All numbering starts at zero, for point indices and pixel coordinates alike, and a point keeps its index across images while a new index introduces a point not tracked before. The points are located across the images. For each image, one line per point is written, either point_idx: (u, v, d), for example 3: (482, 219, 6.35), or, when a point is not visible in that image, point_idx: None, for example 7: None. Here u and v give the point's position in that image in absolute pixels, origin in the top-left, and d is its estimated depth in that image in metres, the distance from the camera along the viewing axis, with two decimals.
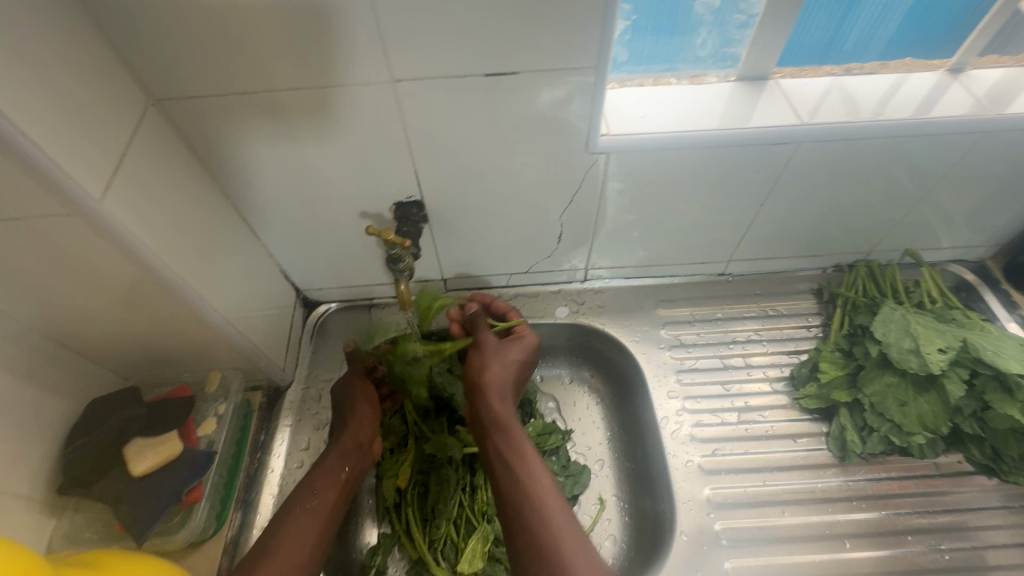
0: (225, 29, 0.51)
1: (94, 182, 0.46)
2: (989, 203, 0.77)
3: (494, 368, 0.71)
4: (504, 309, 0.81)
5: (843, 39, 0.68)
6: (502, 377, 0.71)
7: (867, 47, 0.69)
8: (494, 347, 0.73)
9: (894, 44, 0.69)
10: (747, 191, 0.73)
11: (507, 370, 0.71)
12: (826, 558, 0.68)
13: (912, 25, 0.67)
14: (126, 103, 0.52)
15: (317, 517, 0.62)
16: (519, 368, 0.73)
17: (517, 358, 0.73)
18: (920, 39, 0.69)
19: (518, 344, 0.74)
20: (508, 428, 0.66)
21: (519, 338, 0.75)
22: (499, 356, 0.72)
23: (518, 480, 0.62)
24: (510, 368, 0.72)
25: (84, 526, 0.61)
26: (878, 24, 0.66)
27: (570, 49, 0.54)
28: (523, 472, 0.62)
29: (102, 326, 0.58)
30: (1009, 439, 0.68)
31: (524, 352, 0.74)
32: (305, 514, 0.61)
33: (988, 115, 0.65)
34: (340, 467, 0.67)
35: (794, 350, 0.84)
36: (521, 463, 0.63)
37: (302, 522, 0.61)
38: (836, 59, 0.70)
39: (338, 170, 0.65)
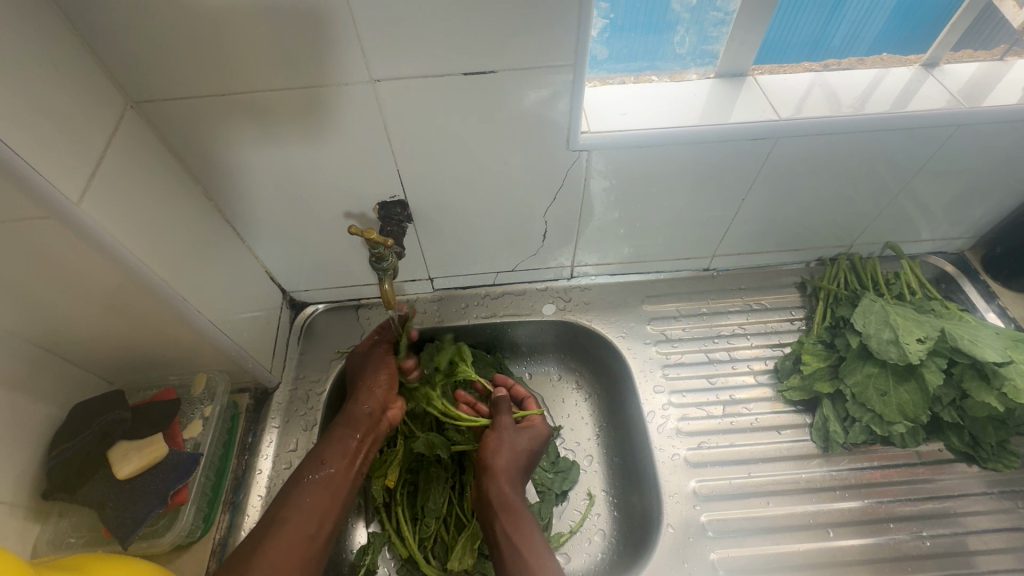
0: (203, 32, 0.51)
1: (72, 184, 0.46)
2: (966, 195, 0.79)
3: (505, 455, 0.72)
4: (522, 395, 0.82)
5: (831, 36, 0.69)
6: (513, 459, 0.72)
7: (856, 43, 0.70)
8: (509, 433, 0.74)
9: (880, 40, 0.70)
10: (728, 186, 0.74)
11: (517, 459, 0.72)
12: (811, 547, 0.69)
13: (898, 22, 0.68)
14: (104, 106, 0.52)
15: (326, 490, 0.66)
16: (529, 457, 0.74)
17: (525, 447, 0.74)
18: (906, 36, 0.70)
19: (529, 431, 0.75)
20: (517, 514, 0.67)
21: (531, 425, 0.77)
22: (510, 441, 0.73)
23: (525, 566, 0.63)
24: (521, 456, 0.73)
25: (69, 530, 0.60)
26: (865, 21, 0.67)
27: (549, 48, 0.55)
28: (519, 562, 0.63)
29: (84, 329, 0.58)
30: (987, 427, 0.70)
31: (535, 440, 0.75)
32: (318, 485, 0.65)
33: (961, 109, 0.66)
34: (349, 439, 0.70)
35: (779, 342, 0.85)
36: (530, 551, 0.64)
37: (315, 492, 0.65)
38: (822, 55, 0.71)
39: (321, 170, 0.65)
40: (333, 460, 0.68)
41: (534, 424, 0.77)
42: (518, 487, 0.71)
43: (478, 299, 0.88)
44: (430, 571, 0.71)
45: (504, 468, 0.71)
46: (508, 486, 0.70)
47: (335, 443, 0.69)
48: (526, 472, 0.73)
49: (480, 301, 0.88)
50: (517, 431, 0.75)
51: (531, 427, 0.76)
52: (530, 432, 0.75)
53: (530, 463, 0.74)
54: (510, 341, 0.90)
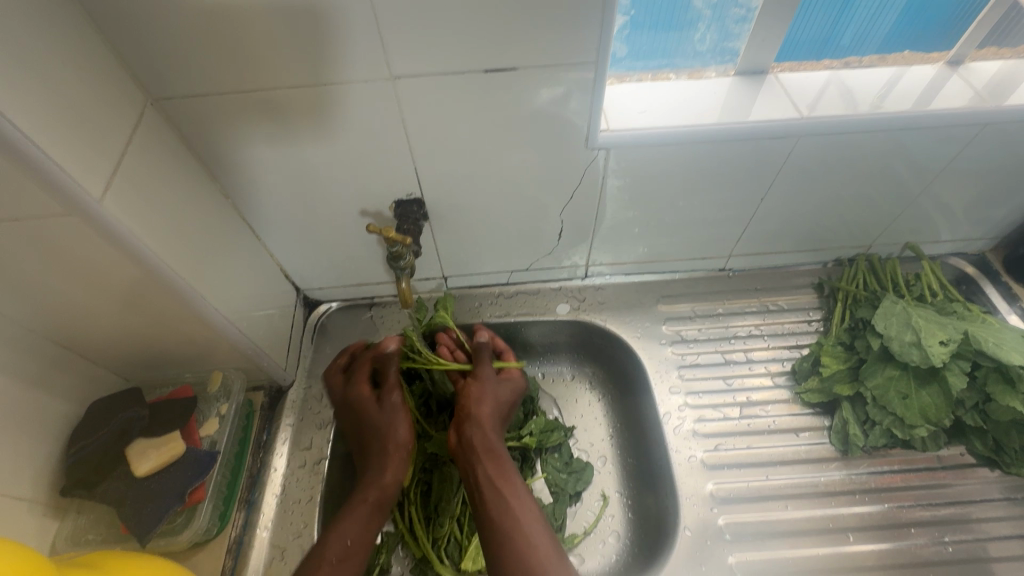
0: (223, 29, 0.50)
1: (93, 180, 0.46)
2: (988, 196, 0.77)
3: (487, 404, 0.71)
4: (501, 348, 0.81)
5: (840, 34, 0.67)
6: (494, 409, 0.71)
7: (865, 42, 0.69)
8: (490, 382, 0.73)
9: (890, 40, 0.69)
10: (747, 185, 0.73)
11: (500, 408, 0.72)
12: (830, 551, 0.68)
13: (909, 21, 0.67)
14: (124, 103, 0.52)
15: (347, 572, 0.58)
16: (508, 407, 0.73)
17: (507, 398, 0.74)
18: (917, 33, 0.68)
19: (509, 383, 0.75)
20: (499, 459, 0.66)
21: (512, 377, 0.76)
22: (491, 390, 0.73)
23: (508, 507, 0.62)
24: (501, 405, 0.72)
25: (87, 528, 0.60)
26: (874, 20, 0.66)
27: (569, 45, 0.54)
28: (502, 503, 0.62)
29: (102, 326, 0.58)
30: (1011, 432, 0.68)
31: (514, 392, 0.75)
32: (338, 568, 0.58)
33: (987, 108, 0.65)
34: (372, 515, 0.63)
35: (796, 344, 0.84)
36: (513, 494, 0.63)
37: (334, 574, 0.57)
38: (833, 54, 0.69)
39: (337, 168, 0.65)
40: (354, 540, 0.60)
41: (514, 376, 0.76)
42: (499, 434, 0.70)
43: (492, 298, 0.88)
44: (443, 571, 0.70)
45: (485, 415, 0.70)
46: (490, 433, 0.68)
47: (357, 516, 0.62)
48: (504, 421, 0.73)
49: (493, 300, 0.88)
50: (498, 383, 0.74)
51: (509, 377, 0.76)
52: (509, 385, 0.75)
53: (507, 414, 0.73)
54: (523, 340, 0.89)
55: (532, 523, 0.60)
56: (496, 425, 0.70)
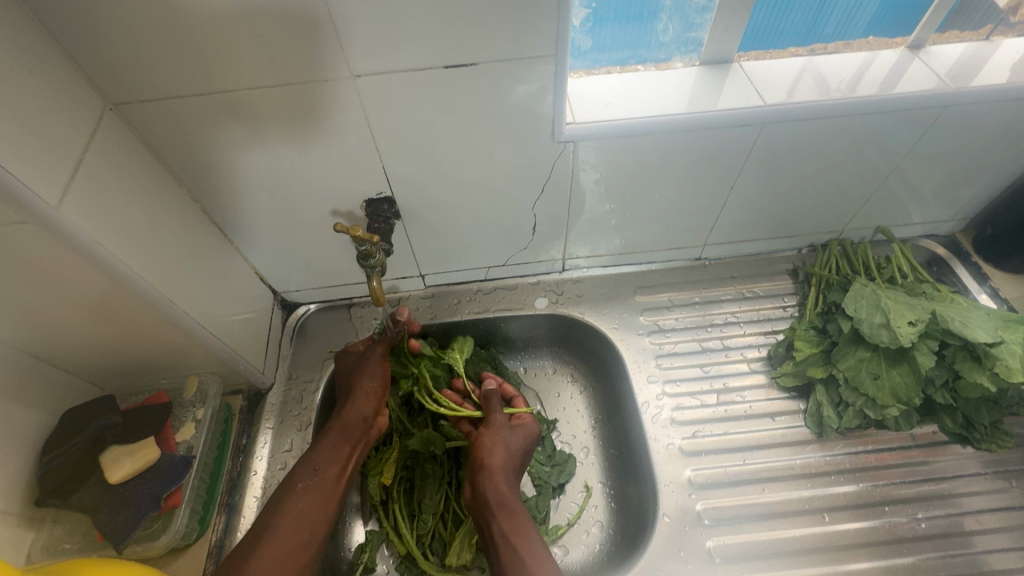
0: (180, 30, 0.50)
1: (49, 188, 0.45)
2: (954, 178, 0.79)
3: (500, 454, 0.70)
4: (510, 394, 0.81)
5: (823, 24, 0.68)
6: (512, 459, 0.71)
7: (849, 29, 0.70)
8: (502, 431, 0.72)
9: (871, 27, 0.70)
10: (716, 175, 0.74)
11: (513, 458, 0.71)
12: (807, 532, 0.69)
13: (889, 9, 0.68)
14: (81, 108, 0.51)
15: (315, 497, 0.64)
16: (522, 455, 0.72)
17: (519, 444, 0.73)
18: (897, 20, 0.69)
19: (522, 429, 0.74)
20: (513, 516, 0.66)
21: (526, 423, 0.75)
22: (503, 439, 0.72)
23: (524, 566, 0.61)
24: (515, 454, 0.71)
25: (63, 537, 0.60)
26: (856, 8, 0.67)
27: (529, 38, 0.54)
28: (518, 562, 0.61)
29: (71, 335, 0.57)
30: (980, 407, 0.70)
31: (528, 438, 0.74)
32: (309, 491, 0.64)
33: (949, 90, 0.66)
34: (343, 447, 0.69)
35: (772, 330, 0.85)
36: (528, 551, 0.62)
37: (308, 499, 0.64)
38: (813, 42, 0.70)
39: (306, 169, 0.65)
40: (324, 469, 0.66)
41: (525, 422, 0.75)
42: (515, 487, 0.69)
43: (471, 295, 0.88)
44: (428, 566, 0.71)
45: (502, 468, 0.69)
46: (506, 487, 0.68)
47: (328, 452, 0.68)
48: (520, 470, 0.72)
49: (472, 297, 0.88)
50: (513, 432, 0.73)
51: (522, 424, 0.75)
52: (523, 432, 0.74)
53: (523, 463, 0.72)
54: (503, 335, 0.90)
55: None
56: (509, 475, 0.69)
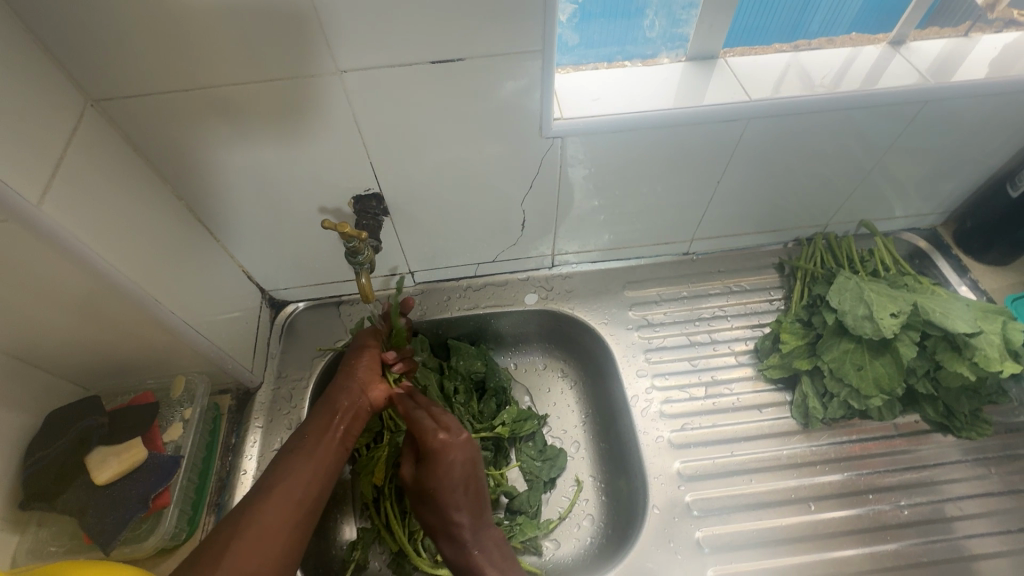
0: (162, 26, 0.50)
1: (28, 185, 0.45)
2: (936, 172, 0.80)
3: (439, 483, 0.60)
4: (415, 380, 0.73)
5: (808, 22, 0.70)
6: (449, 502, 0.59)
7: (834, 26, 0.71)
8: (437, 454, 0.60)
9: (858, 24, 0.71)
10: (703, 169, 0.74)
11: (454, 482, 0.60)
12: (794, 521, 0.70)
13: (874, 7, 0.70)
14: (61, 104, 0.50)
15: (285, 507, 0.55)
16: (468, 472, 0.61)
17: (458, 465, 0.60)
18: (881, 18, 0.71)
19: (457, 448, 0.61)
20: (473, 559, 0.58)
21: (448, 452, 0.61)
22: (439, 468, 0.60)
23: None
24: (455, 477, 0.60)
25: (48, 540, 0.59)
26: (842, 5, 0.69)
27: (517, 34, 0.55)
28: None
29: (53, 335, 0.56)
30: (960, 397, 0.71)
31: (466, 454, 0.61)
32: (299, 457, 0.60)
33: (928, 85, 0.67)
34: (334, 417, 0.64)
35: (758, 323, 0.86)
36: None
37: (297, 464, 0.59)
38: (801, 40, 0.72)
39: (292, 165, 0.64)
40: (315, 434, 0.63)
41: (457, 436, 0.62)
42: (471, 522, 0.59)
43: (460, 291, 0.88)
44: (420, 562, 0.72)
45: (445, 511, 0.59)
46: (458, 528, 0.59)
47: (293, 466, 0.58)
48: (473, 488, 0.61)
49: (462, 293, 0.88)
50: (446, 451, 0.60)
51: (456, 443, 0.61)
52: (458, 439, 0.62)
53: (471, 477, 0.61)
54: (493, 331, 0.90)
55: None
56: (457, 497, 0.60)
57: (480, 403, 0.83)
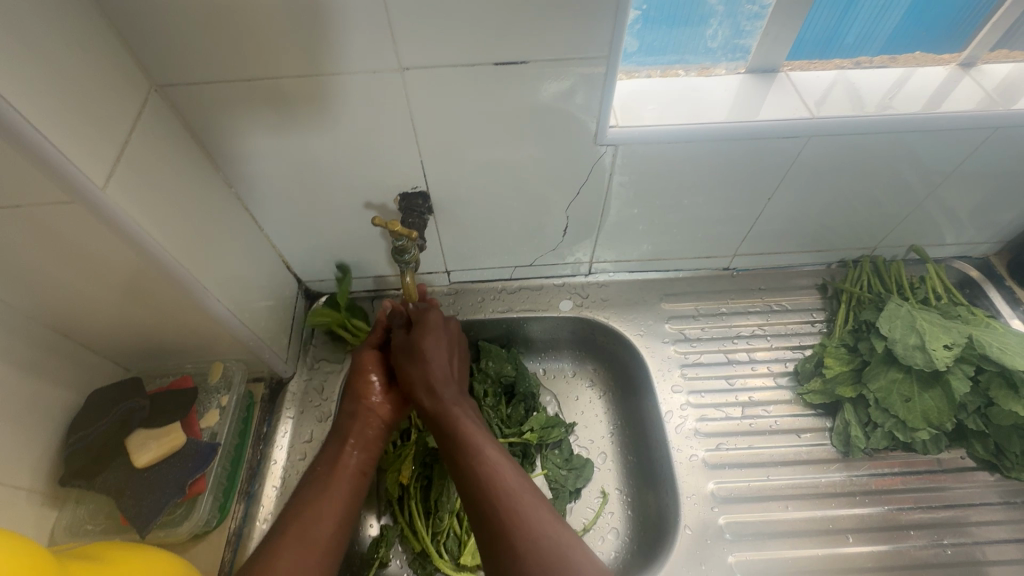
0: (229, 16, 0.49)
1: (96, 167, 0.45)
2: (995, 200, 0.77)
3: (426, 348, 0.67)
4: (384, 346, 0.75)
5: (843, 34, 0.67)
6: (500, 479, 0.55)
7: (869, 41, 0.68)
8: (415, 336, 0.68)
9: (896, 38, 0.68)
10: (753, 185, 0.72)
11: (439, 359, 0.67)
12: (828, 552, 0.68)
13: (913, 21, 0.66)
14: (127, 88, 0.50)
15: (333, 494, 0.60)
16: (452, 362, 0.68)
17: (443, 352, 0.68)
18: (923, 34, 0.68)
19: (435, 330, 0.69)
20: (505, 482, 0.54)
21: (426, 338, 0.68)
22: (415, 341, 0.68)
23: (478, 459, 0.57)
24: (440, 354, 0.67)
25: (86, 518, 0.60)
26: (879, 19, 0.65)
27: (579, 38, 0.53)
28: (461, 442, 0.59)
29: (103, 314, 0.57)
30: (1011, 436, 0.68)
31: (441, 338, 0.69)
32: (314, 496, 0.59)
33: (999, 111, 0.64)
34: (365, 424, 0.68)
35: (799, 345, 0.84)
36: (472, 436, 0.59)
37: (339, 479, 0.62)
38: (836, 54, 0.69)
39: (341, 159, 0.64)
40: (325, 466, 0.63)
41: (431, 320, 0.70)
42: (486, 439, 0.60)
43: (494, 293, 0.87)
44: (443, 565, 0.72)
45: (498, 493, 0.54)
46: (518, 512, 0.52)
47: (321, 495, 0.59)
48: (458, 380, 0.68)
49: (496, 295, 0.87)
50: (428, 336, 0.68)
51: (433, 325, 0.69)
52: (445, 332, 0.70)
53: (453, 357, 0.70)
54: (525, 335, 0.89)
55: (492, 456, 0.57)
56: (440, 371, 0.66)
57: (509, 407, 0.82)
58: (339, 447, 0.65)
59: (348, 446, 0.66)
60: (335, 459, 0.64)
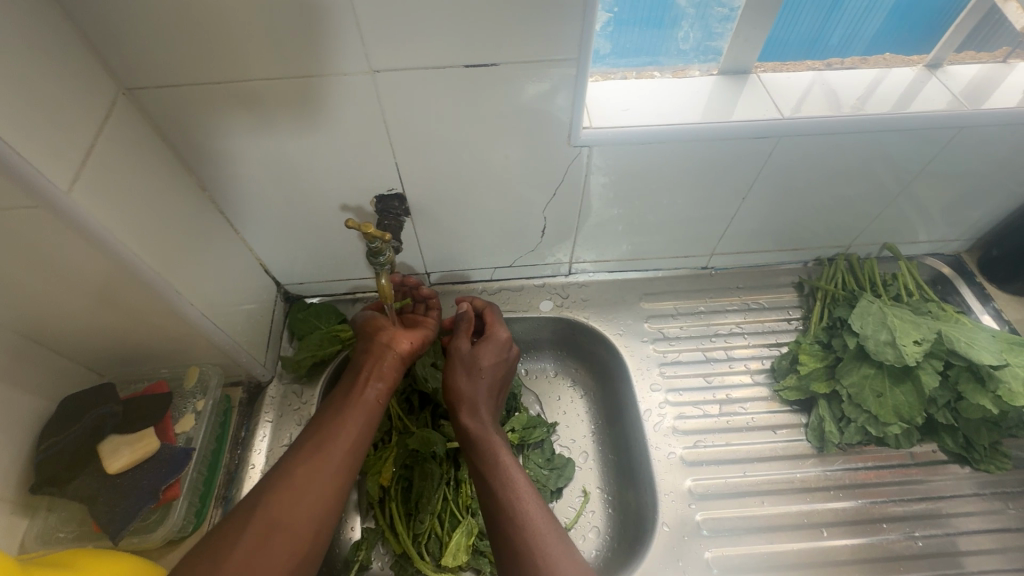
0: (199, 19, 0.49)
1: (61, 171, 0.45)
2: (964, 198, 0.79)
3: (482, 361, 0.73)
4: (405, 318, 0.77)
5: (828, 36, 0.68)
6: (526, 506, 0.61)
7: (852, 43, 0.69)
8: (466, 352, 0.74)
9: (878, 40, 0.69)
10: (728, 184, 0.73)
11: (495, 374, 0.73)
12: (804, 546, 0.69)
13: (896, 22, 0.67)
14: (94, 91, 0.50)
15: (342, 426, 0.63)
16: (503, 379, 0.74)
17: (490, 362, 0.73)
18: (905, 36, 0.69)
19: (492, 342, 0.75)
20: (529, 513, 0.60)
21: (481, 353, 0.73)
22: (466, 355, 0.73)
23: (510, 488, 0.63)
24: (488, 371, 0.73)
25: (58, 525, 0.59)
26: (863, 21, 0.66)
27: (551, 39, 0.54)
28: (496, 464, 0.65)
29: (74, 319, 0.56)
30: (981, 429, 0.70)
31: (497, 351, 0.74)
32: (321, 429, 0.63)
33: (964, 111, 0.66)
34: (385, 354, 0.70)
35: (776, 342, 0.85)
36: (507, 463, 0.65)
37: (353, 408, 0.65)
38: (819, 55, 0.70)
39: (316, 160, 0.64)
40: (340, 398, 0.66)
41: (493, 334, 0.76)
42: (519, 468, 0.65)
43: (476, 294, 0.87)
44: (423, 567, 0.71)
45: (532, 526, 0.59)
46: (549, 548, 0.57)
47: (336, 428, 0.63)
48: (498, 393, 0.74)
49: (477, 297, 0.88)
50: (484, 348, 0.74)
51: (493, 339, 0.75)
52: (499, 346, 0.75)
53: (501, 376, 0.74)
54: None
55: (523, 486, 0.63)
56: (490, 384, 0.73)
57: None
58: (354, 381, 0.68)
59: (365, 379, 0.68)
60: (348, 392, 0.67)
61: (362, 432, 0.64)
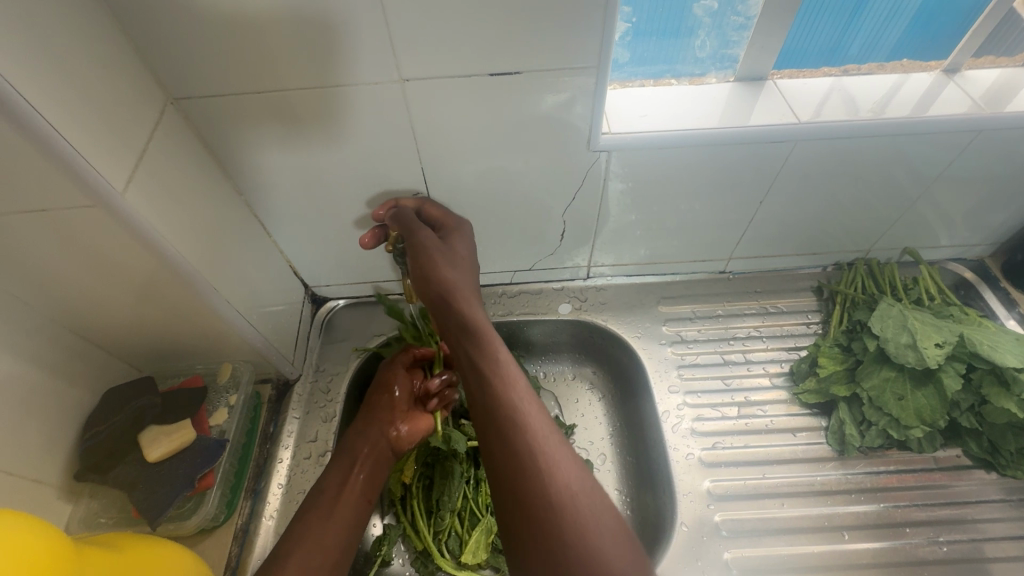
0: (241, 33, 0.53)
1: (115, 174, 0.48)
2: (986, 202, 0.79)
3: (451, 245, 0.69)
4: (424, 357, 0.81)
5: (849, 44, 0.69)
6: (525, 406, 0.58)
7: (874, 51, 0.70)
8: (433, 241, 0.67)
9: (901, 47, 0.70)
10: (745, 189, 0.74)
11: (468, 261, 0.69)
12: (825, 548, 0.69)
13: (919, 29, 0.68)
14: (144, 101, 0.54)
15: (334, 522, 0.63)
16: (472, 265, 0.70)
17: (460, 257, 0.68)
18: (926, 43, 0.69)
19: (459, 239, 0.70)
20: (530, 413, 0.57)
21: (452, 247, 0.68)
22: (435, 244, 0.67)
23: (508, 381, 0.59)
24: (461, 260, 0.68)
25: (99, 511, 0.62)
26: (884, 29, 0.67)
27: (571, 49, 0.56)
28: (488, 359, 0.61)
29: (119, 315, 0.60)
30: (1006, 434, 0.69)
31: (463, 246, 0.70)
32: (318, 518, 0.63)
33: (982, 115, 0.66)
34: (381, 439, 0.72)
35: (795, 346, 0.85)
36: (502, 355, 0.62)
37: (345, 502, 0.66)
38: (839, 62, 0.71)
39: (345, 167, 0.67)
40: (333, 489, 0.66)
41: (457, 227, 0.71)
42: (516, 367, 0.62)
43: (496, 297, 0.89)
44: (443, 564, 0.72)
45: (537, 442, 0.55)
46: (556, 466, 0.53)
47: (329, 520, 0.63)
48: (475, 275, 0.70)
49: (497, 299, 0.89)
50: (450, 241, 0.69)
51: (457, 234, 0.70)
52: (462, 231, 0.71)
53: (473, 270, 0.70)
54: (525, 338, 0.90)
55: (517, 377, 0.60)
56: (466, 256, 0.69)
57: None
58: (348, 468, 0.68)
59: (354, 470, 0.69)
60: (342, 483, 0.67)
61: (350, 528, 0.64)
